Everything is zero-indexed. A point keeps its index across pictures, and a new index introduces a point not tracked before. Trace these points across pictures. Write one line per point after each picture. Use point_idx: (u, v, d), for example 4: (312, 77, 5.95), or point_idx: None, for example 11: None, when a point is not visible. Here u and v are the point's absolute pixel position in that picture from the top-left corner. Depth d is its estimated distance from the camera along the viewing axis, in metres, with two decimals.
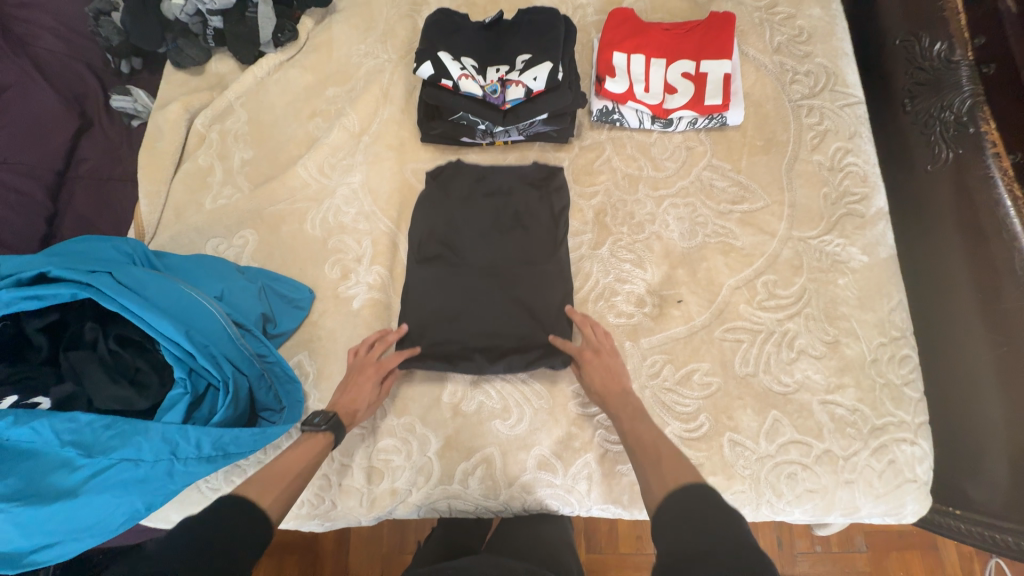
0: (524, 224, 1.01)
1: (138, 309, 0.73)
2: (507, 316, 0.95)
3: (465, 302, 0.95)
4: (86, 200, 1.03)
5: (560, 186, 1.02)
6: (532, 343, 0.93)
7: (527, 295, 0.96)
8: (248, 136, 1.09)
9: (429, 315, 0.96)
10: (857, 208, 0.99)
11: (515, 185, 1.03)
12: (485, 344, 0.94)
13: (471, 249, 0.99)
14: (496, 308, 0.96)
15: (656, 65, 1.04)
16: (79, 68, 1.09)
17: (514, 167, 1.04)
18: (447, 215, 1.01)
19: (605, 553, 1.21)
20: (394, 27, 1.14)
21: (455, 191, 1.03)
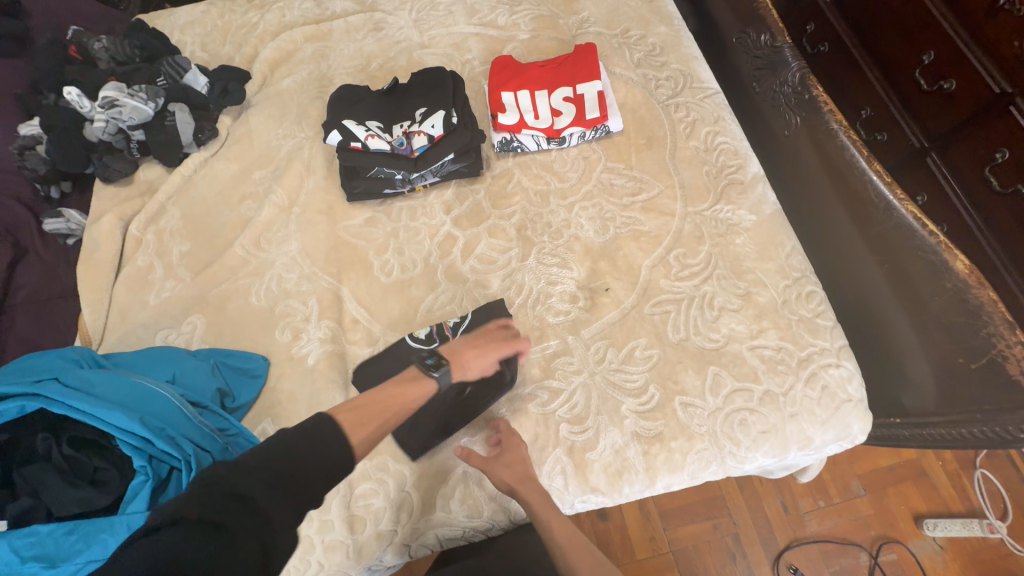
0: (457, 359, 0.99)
1: (89, 407, 0.75)
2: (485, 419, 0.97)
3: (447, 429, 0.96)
4: (28, 323, 1.05)
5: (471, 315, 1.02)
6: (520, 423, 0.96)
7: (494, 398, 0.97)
8: (184, 230, 1.15)
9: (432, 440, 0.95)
10: (737, 177, 1.14)
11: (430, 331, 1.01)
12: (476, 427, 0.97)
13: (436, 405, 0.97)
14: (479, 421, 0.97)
15: (540, 95, 1.20)
16: (7, 201, 1.13)
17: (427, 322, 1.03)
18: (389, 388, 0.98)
19: (623, 562, 1.34)
20: (306, 109, 1.27)
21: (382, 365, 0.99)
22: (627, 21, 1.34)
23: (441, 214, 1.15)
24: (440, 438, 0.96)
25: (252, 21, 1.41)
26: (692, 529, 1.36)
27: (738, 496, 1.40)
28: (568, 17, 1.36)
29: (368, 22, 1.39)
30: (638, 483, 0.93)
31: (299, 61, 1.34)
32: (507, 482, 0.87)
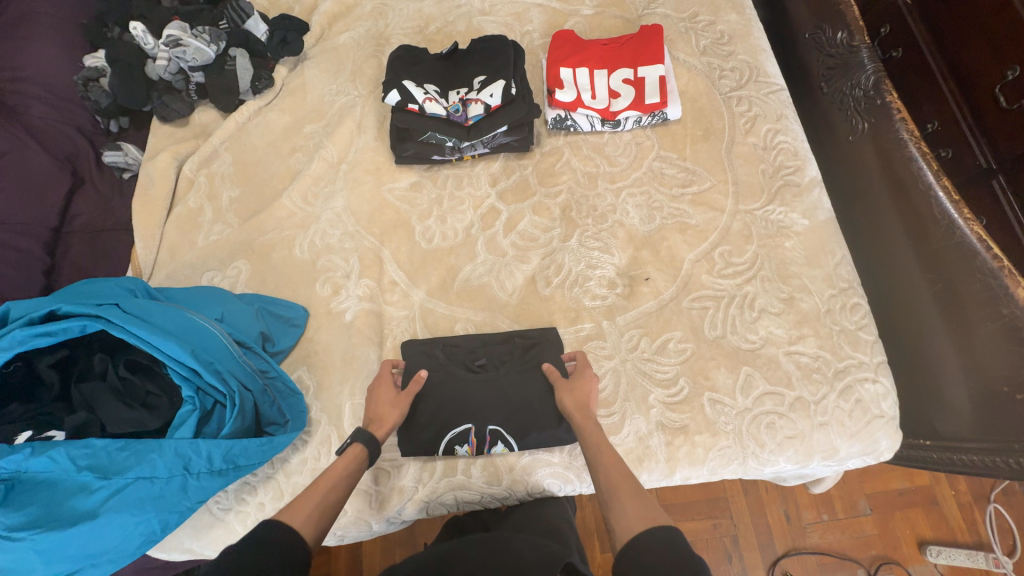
0: (458, 381, 0.95)
1: (145, 334, 0.78)
2: (527, 358, 0.97)
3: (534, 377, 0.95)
4: (82, 250, 1.11)
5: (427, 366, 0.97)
6: (546, 342, 0.99)
7: (498, 352, 0.99)
8: (235, 176, 1.17)
9: (541, 382, 0.95)
10: (793, 179, 1.11)
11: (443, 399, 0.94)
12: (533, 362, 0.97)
13: (515, 398, 0.94)
14: (533, 365, 0.97)
15: (599, 75, 1.17)
16: (69, 131, 1.17)
17: (435, 406, 0.94)
18: (472, 417, 0.93)
19: None
20: (361, 67, 1.26)
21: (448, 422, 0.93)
22: (696, 6, 1.29)
23: (487, 186, 1.15)
24: None
25: None
26: (692, 526, 1.37)
27: (742, 500, 1.40)
28: None
29: None
30: (656, 472, 0.93)
31: (357, 17, 1.33)
32: (567, 405, 0.86)
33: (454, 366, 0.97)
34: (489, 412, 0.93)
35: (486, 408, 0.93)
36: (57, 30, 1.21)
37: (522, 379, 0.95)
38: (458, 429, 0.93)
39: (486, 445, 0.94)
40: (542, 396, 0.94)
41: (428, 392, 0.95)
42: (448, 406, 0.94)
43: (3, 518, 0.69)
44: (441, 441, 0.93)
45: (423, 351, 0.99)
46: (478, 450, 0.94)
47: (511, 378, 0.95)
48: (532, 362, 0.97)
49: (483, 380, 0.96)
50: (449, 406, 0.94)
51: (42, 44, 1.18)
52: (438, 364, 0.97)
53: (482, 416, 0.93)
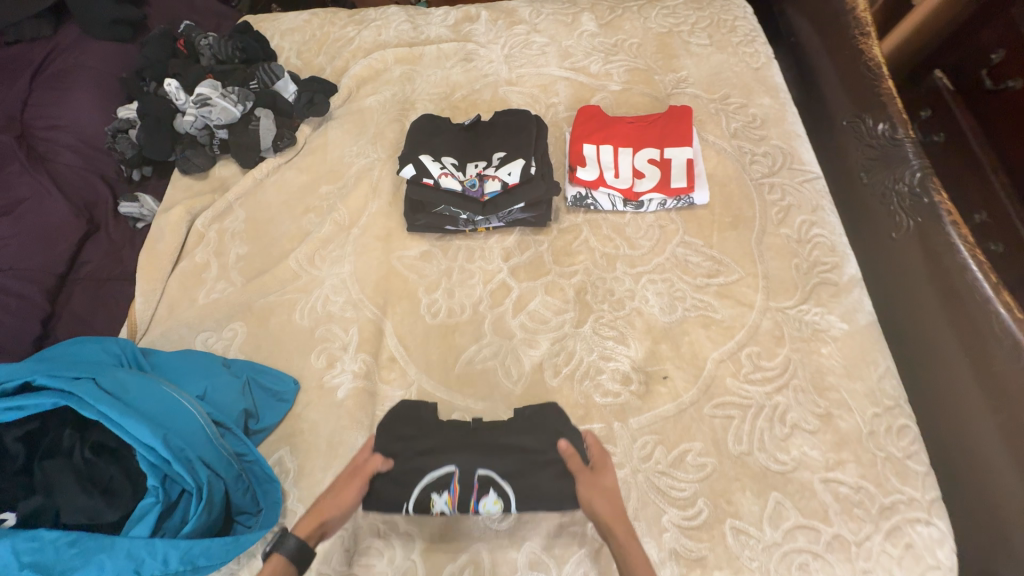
0: (456, 430, 0.90)
1: (117, 417, 0.73)
2: (531, 410, 0.93)
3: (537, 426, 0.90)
4: (83, 300, 1.09)
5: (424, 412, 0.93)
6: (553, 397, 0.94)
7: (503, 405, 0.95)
8: (245, 233, 1.15)
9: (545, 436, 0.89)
10: (830, 276, 1.02)
11: (437, 445, 0.89)
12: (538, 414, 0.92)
13: (515, 453, 0.87)
14: (538, 417, 0.92)
15: (623, 153, 1.13)
16: (92, 178, 1.19)
17: (427, 450, 0.88)
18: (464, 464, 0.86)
19: None
20: (384, 130, 1.26)
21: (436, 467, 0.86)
22: (728, 87, 1.26)
23: (499, 260, 1.10)
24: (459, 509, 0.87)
25: (348, 35, 1.43)
26: None
27: None
28: (664, 74, 1.30)
29: (460, 51, 1.39)
30: None
31: (385, 81, 1.34)
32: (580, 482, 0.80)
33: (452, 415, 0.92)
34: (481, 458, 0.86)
35: (481, 458, 0.87)
36: (97, 82, 1.25)
37: (523, 428, 0.90)
38: (440, 472, 0.85)
39: (470, 497, 0.84)
40: (538, 467, 0.86)
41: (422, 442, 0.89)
42: (439, 445, 0.88)
43: None
44: (416, 486, 0.85)
45: (424, 397, 0.95)
46: (460, 505, 0.84)
47: (510, 454, 0.87)
48: (536, 413, 0.92)
49: (480, 433, 0.89)
50: (441, 447, 0.88)
51: (81, 95, 1.22)
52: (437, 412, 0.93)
53: (474, 462, 0.86)
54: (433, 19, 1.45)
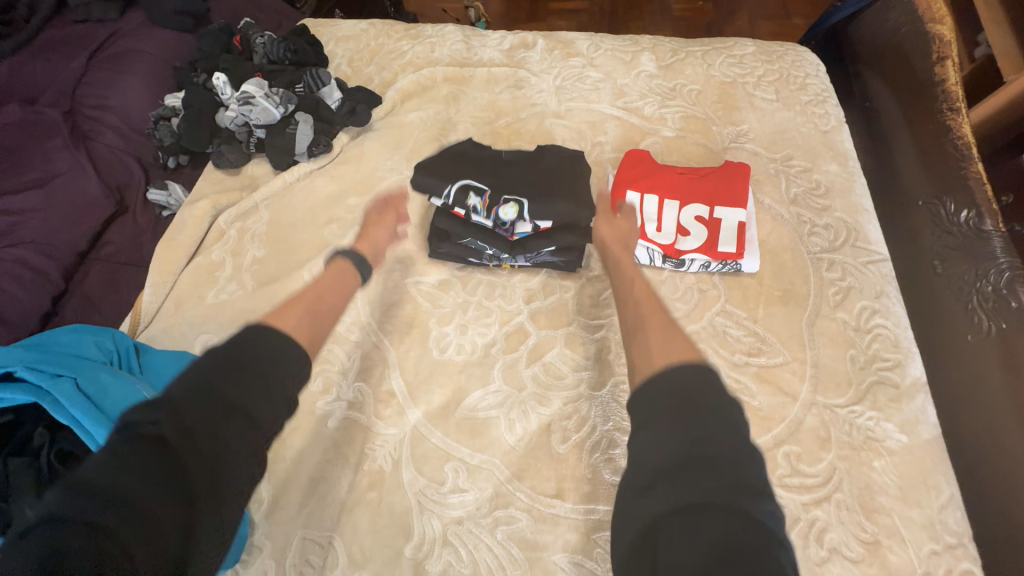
0: (490, 153, 1.06)
1: (90, 426, 0.68)
2: (562, 158, 1.05)
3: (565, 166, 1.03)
4: (96, 282, 1.08)
5: (457, 150, 1.06)
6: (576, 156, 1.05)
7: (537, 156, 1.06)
8: (265, 235, 1.12)
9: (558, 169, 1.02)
10: (889, 375, 0.90)
11: (477, 155, 1.06)
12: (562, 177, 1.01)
13: (547, 159, 1.04)
14: (565, 157, 1.05)
15: (669, 206, 1.05)
16: (128, 161, 1.19)
17: (469, 155, 1.05)
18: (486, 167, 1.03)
19: None
20: (421, 149, 1.22)
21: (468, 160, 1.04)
22: (792, 147, 1.17)
23: (520, 301, 1.03)
24: None
25: (402, 49, 1.42)
26: None
27: None
28: (723, 125, 1.22)
29: (511, 77, 1.35)
30: None
31: (431, 99, 1.32)
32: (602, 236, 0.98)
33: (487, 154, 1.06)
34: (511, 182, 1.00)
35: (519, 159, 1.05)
36: (151, 66, 1.27)
37: (549, 169, 1.02)
38: (475, 180, 1.00)
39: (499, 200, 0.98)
40: (560, 193, 0.98)
41: (459, 150, 1.06)
42: (473, 165, 1.03)
43: None
44: (454, 183, 0.99)
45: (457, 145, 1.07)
46: (489, 207, 0.98)
47: (540, 185, 1.00)
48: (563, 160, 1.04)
49: (514, 166, 1.03)
50: (479, 165, 1.03)
51: (134, 77, 1.23)
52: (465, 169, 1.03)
53: (506, 165, 1.04)
54: (489, 42, 1.43)
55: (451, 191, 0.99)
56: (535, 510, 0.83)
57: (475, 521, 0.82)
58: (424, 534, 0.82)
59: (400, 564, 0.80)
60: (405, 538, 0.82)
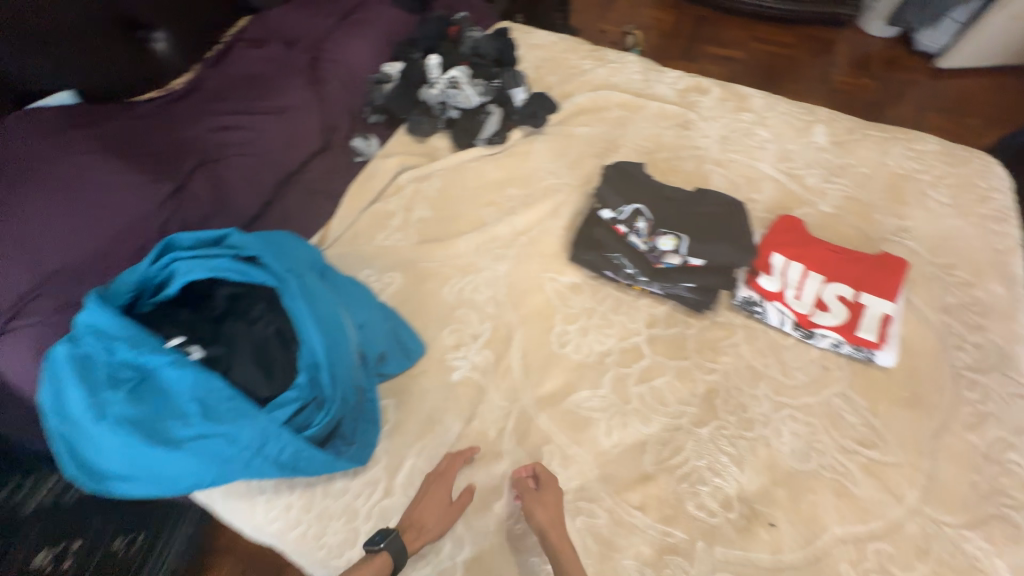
0: (660, 187, 1.18)
1: (304, 315, 0.86)
2: (724, 209, 1.12)
3: (725, 218, 1.10)
4: (295, 200, 1.32)
5: (634, 175, 1.19)
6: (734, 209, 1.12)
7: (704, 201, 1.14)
8: (433, 201, 1.29)
9: (717, 219, 1.10)
10: (1012, 515, 0.86)
11: (648, 185, 1.17)
12: (719, 226, 1.09)
13: (707, 207, 1.13)
14: (728, 211, 1.11)
15: (813, 278, 1.07)
16: (342, 108, 1.42)
17: (643, 182, 1.18)
18: (654, 196, 1.15)
19: None
20: (582, 162, 1.34)
21: (639, 186, 1.17)
22: (956, 256, 1.14)
23: (642, 323, 1.10)
24: (515, 539, 0.88)
25: (584, 68, 1.55)
26: None
27: None
28: (886, 215, 1.21)
29: (679, 116, 1.43)
30: None
31: (601, 118, 1.43)
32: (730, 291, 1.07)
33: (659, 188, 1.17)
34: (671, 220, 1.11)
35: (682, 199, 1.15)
36: (378, 35, 1.49)
37: (709, 216, 1.11)
38: (643, 208, 1.13)
39: (660, 233, 1.10)
40: (715, 239, 1.06)
41: (635, 174, 1.19)
42: (640, 192, 1.16)
43: (124, 405, 0.78)
44: (629, 206, 1.14)
45: (631, 169, 1.19)
46: (650, 234, 1.11)
47: (695, 228, 1.09)
48: (721, 210, 1.11)
49: (676, 206, 1.13)
50: (647, 195, 1.15)
51: (364, 42, 1.46)
52: (635, 192, 1.16)
53: (668, 202, 1.14)
54: (665, 79, 1.52)
55: (626, 211, 1.13)
56: (615, 514, 0.89)
57: (559, 503, 0.91)
58: (512, 498, 0.91)
59: (486, 516, 0.90)
60: (496, 495, 0.92)
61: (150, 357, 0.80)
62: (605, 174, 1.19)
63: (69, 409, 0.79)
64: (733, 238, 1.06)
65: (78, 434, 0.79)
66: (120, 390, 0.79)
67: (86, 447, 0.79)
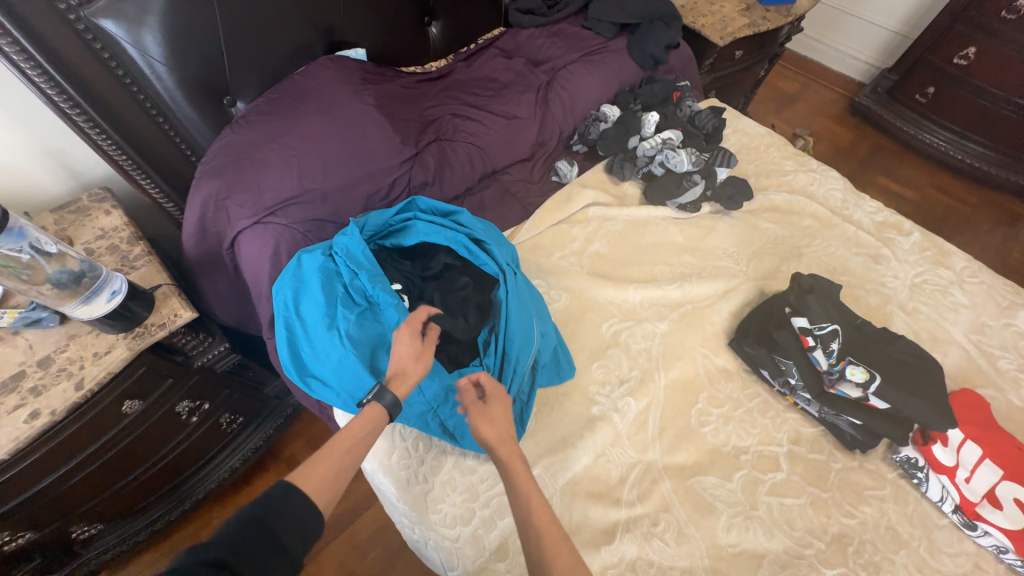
0: (847, 312, 1.16)
1: (512, 311, 0.98)
2: (917, 362, 1.08)
3: (914, 369, 1.07)
4: (491, 196, 1.40)
5: (832, 290, 1.18)
6: (929, 366, 1.07)
7: (896, 345, 1.11)
8: (612, 241, 1.36)
9: (903, 366, 1.07)
10: None
11: (840, 308, 1.16)
12: (907, 375, 1.05)
13: (898, 352, 1.10)
14: (923, 367, 1.07)
15: (989, 468, 0.98)
16: (556, 132, 1.54)
17: (838, 302, 1.16)
18: (845, 320, 1.15)
19: None
20: (763, 258, 1.36)
21: (833, 299, 1.17)
22: None
23: (786, 436, 1.09)
24: None
25: (785, 169, 1.58)
26: None
27: None
28: None
29: (872, 248, 1.41)
30: None
31: (790, 222, 1.45)
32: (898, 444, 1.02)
33: (846, 314, 1.16)
34: (853, 349, 1.11)
35: (866, 332, 1.14)
36: (608, 82, 1.62)
37: (896, 362, 1.08)
38: (837, 330, 1.10)
39: (848, 361, 1.09)
40: (905, 389, 1.02)
41: (828, 287, 1.19)
42: (831, 308, 1.14)
43: (350, 326, 0.91)
44: (829, 324, 1.11)
45: (823, 282, 1.19)
46: (836, 360, 1.10)
47: (880, 369, 1.07)
48: (914, 362, 1.08)
49: (858, 337, 1.13)
50: (835, 315, 1.14)
51: (595, 84, 1.60)
52: (829, 305, 1.14)
53: (854, 330, 1.14)
54: (864, 207, 1.52)
55: (824, 327, 1.11)
56: None
57: None
58: (620, 550, 0.91)
59: (594, 556, 0.90)
60: (605, 539, 0.93)
61: (381, 294, 0.92)
62: (795, 276, 1.23)
63: (306, 309, 0.94)
64: (925, 395, 1.01)
65: (303, 332, 0.94)
66: (350, 311, 0.92)
67: (306, 345, 0.94)
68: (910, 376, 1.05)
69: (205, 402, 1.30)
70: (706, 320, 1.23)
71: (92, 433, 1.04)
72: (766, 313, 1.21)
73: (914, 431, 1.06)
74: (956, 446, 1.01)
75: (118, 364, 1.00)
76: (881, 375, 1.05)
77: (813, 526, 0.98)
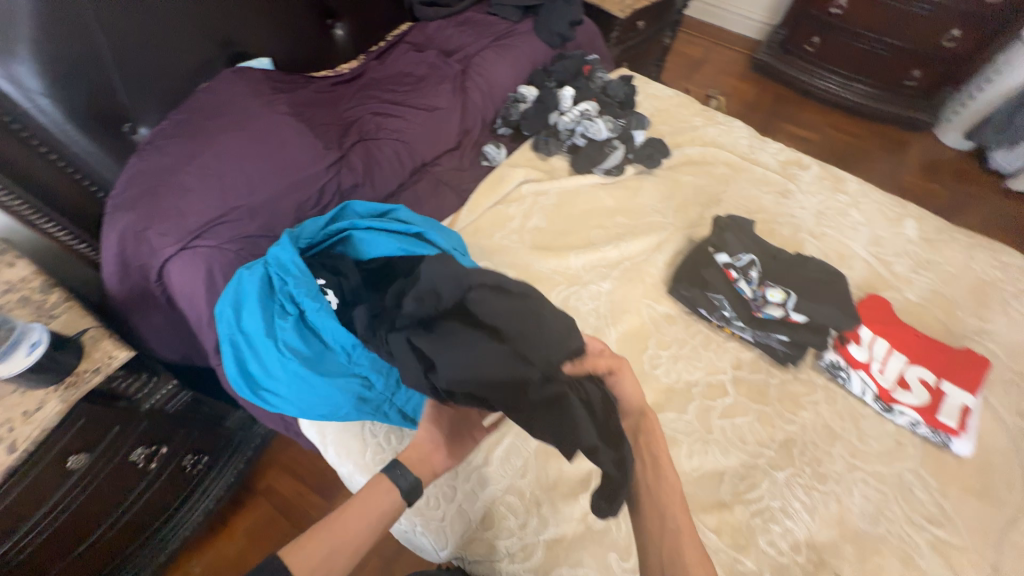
0: (763, 244, 1.28)
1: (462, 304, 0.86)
2: (826, 277, 1.21)
3: (823, 282, 1.20)
4: (425, 187, 1.41)
5: (743, 228, 1.31)
6: (836, 279, 1.20)
7: (807, 266, 1.24)
8: (548, 214, 1.42)
9: (815, 282, 1.20)
10: None
11: (757, 241, 1.28)
12: (819, 290, 1.18)
13: (810, 271, 1.23)
14: (831, 280, 1.21)
15: (897, 357, 1.16)
16: (478, 117, 1.56)
17: (752, 237, 1.28)
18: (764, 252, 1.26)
19: None
20: (687, 208, 1.46)
21: (748, 235, 1.28)
22: None
23: (728, 363, 1.19)
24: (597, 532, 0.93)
25: (695, 125, 1.70)
26: None
27: None
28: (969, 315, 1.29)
29: (779, 185, 1.55)
30: None
31: (706, 172, 1.56)
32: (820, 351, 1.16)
33: (763, 245, 1.28)
34: (772, 275, 1.23)
35: (783, 259, 1.26)
36: (520, 63, 1.67)
37: (809, 280, 1.21)
38: (753, 260, 1.25)
39: (768, 284, 1.21)
40: (818, 302, 1.16)
41: (743, 225, 1.31)
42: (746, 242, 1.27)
43: (287, 333, 0.91)
44: (744, 256, 1.25)
45: (738, 221, 1.31)
46: (758, 287, 1.22)
47: (797, 289, 1.19)
48: (822, 276, 1.21)
49: (777, 264, 1.25)
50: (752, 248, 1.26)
51: (508, 66, 1.64)
52: (742, 240, 1.27)
53: (771, 258, 1.26)
54: (768, 150, 1.66)
55: (742, 259, 1.24)
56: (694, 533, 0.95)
57: None
58: None
59: (574, 506, 0.96)
60: (582, 488, 0.99)
61: (307, 299, 0.92)
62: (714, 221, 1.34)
63: (247, 321, 0.93)
64: (835, 303, 1.15)
65: (247, 344, 0.93)
66: (284, 320, 0.92)
67: (254, 361, 0.93)
68: (822, 290, 1.18)
69: (161, 445, 1.24)
70: (645, 273, 1.32)
71: (36, 496, 0.97)
72: (695, 258, 1.30)
73: (834, 336, 1.19)
74: (870, 343, 1.17)
75: (54, 419, 0.94)
76: (796, 292, 1.19)
77: (762, 437, 1.08)
